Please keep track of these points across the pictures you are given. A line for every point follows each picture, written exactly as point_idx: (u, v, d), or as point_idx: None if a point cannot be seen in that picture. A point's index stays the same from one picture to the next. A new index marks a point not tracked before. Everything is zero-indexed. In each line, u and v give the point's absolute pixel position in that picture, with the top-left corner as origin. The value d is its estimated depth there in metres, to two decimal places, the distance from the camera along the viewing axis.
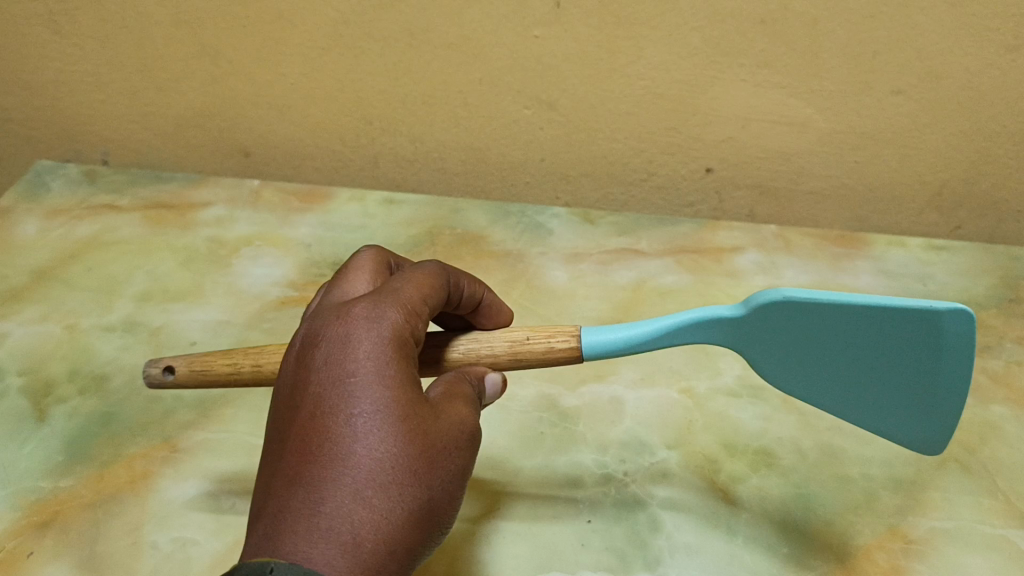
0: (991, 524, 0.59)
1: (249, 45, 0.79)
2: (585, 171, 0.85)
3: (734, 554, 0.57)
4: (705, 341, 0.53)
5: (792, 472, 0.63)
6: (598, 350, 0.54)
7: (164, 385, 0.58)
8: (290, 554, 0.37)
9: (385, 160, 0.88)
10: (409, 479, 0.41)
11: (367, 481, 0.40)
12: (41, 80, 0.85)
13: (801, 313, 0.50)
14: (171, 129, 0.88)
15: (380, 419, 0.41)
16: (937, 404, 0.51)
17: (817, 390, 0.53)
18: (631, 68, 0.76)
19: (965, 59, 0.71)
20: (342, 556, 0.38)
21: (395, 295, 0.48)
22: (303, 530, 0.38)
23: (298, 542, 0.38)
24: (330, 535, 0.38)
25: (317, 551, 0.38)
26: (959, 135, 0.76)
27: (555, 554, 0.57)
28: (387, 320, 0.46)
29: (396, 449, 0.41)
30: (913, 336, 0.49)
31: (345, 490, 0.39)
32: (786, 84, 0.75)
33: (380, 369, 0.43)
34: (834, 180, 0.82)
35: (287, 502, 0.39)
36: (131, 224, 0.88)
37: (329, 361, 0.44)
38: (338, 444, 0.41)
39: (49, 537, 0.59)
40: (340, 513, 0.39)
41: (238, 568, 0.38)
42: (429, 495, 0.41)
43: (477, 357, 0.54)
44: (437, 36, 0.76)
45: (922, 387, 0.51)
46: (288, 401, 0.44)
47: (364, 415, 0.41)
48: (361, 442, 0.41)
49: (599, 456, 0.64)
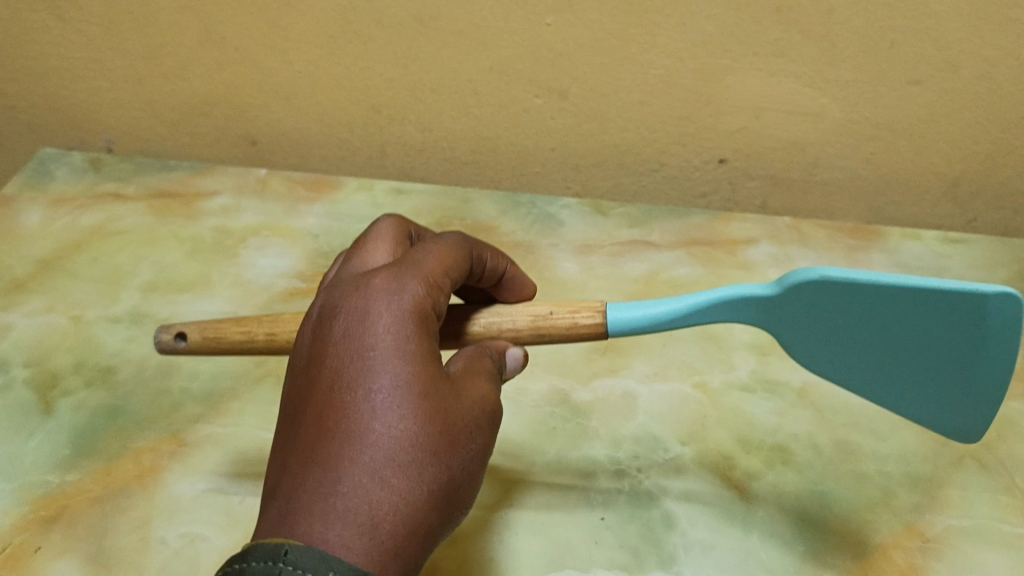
0: (1009, 522, 0.58)
1: (255, 31, 0.78)
2: (595, 161, 0.84)
3: (749, 552, 0.57)
4: (736, 320, 0.52)
5: (808, 469, 0.62)
6: (622, 326, 0.53)
7: (176, 351, 0.58)
8: (305, 536, 0.37)
9: (394, 148, 0.87)
10: (430, 458, 0.40)
11: (386, 460, 0.39)
12: (44, 67, 0.84)
13: (838, 293, 0.49)
14: (176, 117, 0.87)
15: (399, 396, 0.40)
16: (976, 387, 0.50)
17: (851, 371, 0.52)
18: (644, 56, 0.74)
19: (984, 49, 0.69)
20: (359, 538, 0.37)
21: (415, 267, 0.47)
22: (319, 511, 0.37)
23: (313, 523, 0.37)
24: (347, 516, 0.37)
25: (333, 533, 0.37)
26: (977, 126, 0.75)
27: (568, 551, 0.57)
28: (406, 293, 0.45)
29: (416, 427, 0.40)
30: (957, 319, 0.48)
31: (362, 470, 0.38)
32: (802, 74, 0.74)
33: (400, 344, 0.42)
34: (849, 171, 0.80)
35: (301, 482, 0.39)
36: (136, 214, 0.87)
37: (346, 335, 0.43)
38: (357, 422, 0.40)
39: (56, 532, 0.58)
40: (358, 494, 0.38)
41: (250, 550, 0.37)
42: (450, 475, 0.41)
43: (499, 330, 0.54)
44: (446, 23, 0.75)
45: (962, 372, 0.50)
46: (304, 375, 0.44)
47: (384, 392, 0.40)
48: (380, 420, 0.40)
49: (612, 452, 0.63)
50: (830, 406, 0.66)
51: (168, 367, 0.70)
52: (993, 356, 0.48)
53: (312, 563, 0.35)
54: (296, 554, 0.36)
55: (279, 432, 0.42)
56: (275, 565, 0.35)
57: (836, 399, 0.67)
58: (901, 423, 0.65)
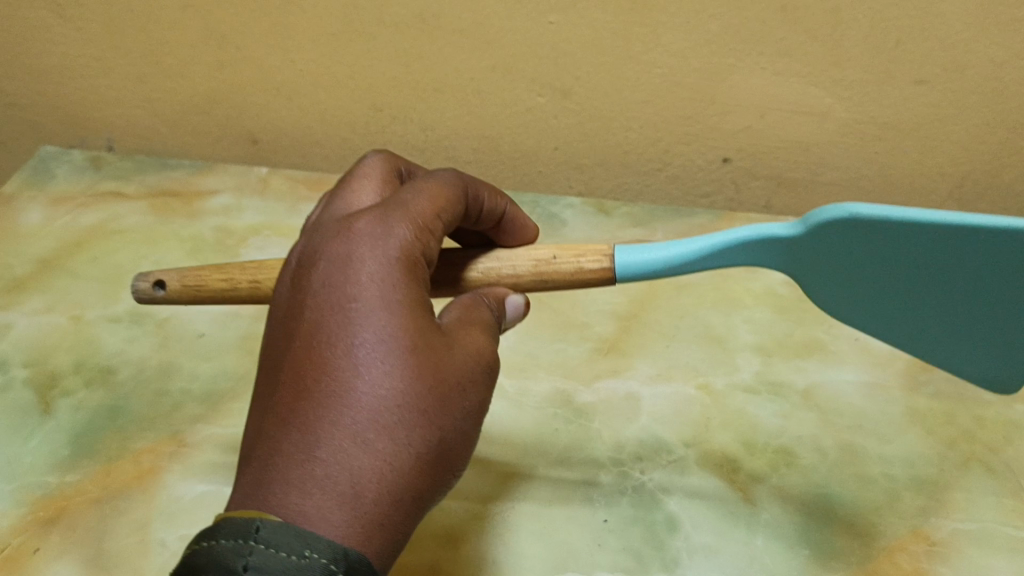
0: (1015, 525, 0.58)
1: (256, 29, 0.78)
2: (599, 160, 0.84)
3: (753, 555, 0.56)
4: (757, 265, 0.51)
5: (812, 471, 0.61)
6: (631, 271, 0.53)
7: (155, 299, 0.58)
8: (281, 508, 0.36)
9: (395, 148, 0.86)
10: (417, 419, 0.39)
11: (369, 422, 0.38)
12: (44, 65, 0.83)
13: (871, 232, 0.48)
14: (178, 115, 0.87)
15: (382, 356, 0.40)
16: (1009, 323, 0.50)
17: (877, 317, 0.51)
18: (648, 56, 0.74)
19: (990, 49, 0.69)
20: (339, 508, 0.36)
21: (401, 217, 0.46)
22: (297, 480, 0.37)
23: (291, 493, 0.37)
24: (326, 484, 0.37)
25: (311, 503, 0.36)
26: (982, 126, 0.74)
27: (571, 554, 0.56)
28: (391, 245, 0.44)
29: (402, 385, 0.39)
30: (995, 257, 0.47)
31: (344, 434, 0.38)
32: (806, 74, 0.73)
33: (384, 295, 0.42)
34: (854, 172, 0.80)
35: (280, 448, 0.38)
36: (137, 213, 0.86)
37: (328, 290, 0.42)
38: (338, 381, 0.39)
39: (55, 534, 0.57)
40: (338, 459, 0.37)
41: (222, 522, 0.37)
42: (440, 436, 0.40)
43: (498, 276, 0.54)
44: (448, 22, 0.74)
45: (990, 311, 0.49)
46: (285, 331, 0.43)
47: (367, 347, 0.40)
48: (363, 378, 0.39)
49: (615, 453, 0.63)
50: (836, 409, 0.66)
51: (168, 367, 0.70)
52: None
53: (285, 540, 0.35)
54: (267, 531, 0.35)
55: (261, 391, 0.41)
56: (246, 542, 0.35)
57: (841, 401, 0.66)
58: (906, 425, 0.65)
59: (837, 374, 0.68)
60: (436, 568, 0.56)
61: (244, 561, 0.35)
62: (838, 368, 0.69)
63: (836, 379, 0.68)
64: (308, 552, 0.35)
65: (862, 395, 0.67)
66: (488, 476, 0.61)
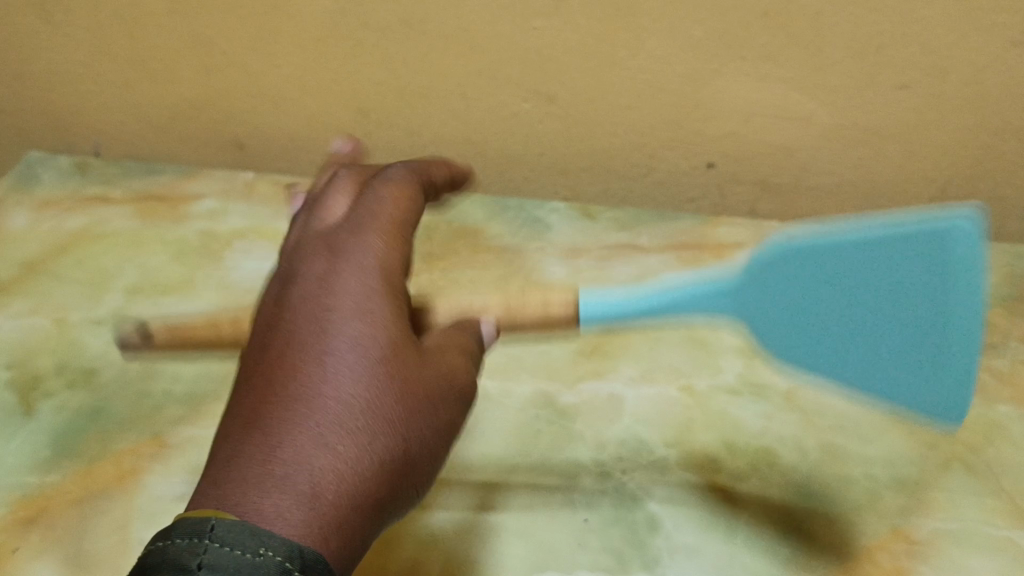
0: (995, 524, 0.58)
1: (244, 35, 0.78)
2: (584, 165, 0.84)
3: (734, 554, 0.56)
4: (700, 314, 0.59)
5: (793, 472, 0.61)
6: (592, 313, 0.58)
7: None
8: (237, 506, 0.35)
9: (381, 154, 0.86)
10: (381, 430, 0.40)
11: (333, 426, 0.39)
12: (34, 70, 0.84)
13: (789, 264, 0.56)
14: (165, 120, 0.87)
15: (352, 367, 0.41)
16: (949, 330, 0.54)
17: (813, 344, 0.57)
18: (632, 61, 0.74)
19: (971, 54, 0.69)
20: (298, 506, 0.36)
21: (379, 230, 0.48)
22: (256, 479, 0.36)
23: (248, 491, 0.36)
24: (286, 484, 0.36)
25: (264, 500, 0.35)
26: (966, 132, 0.75)
27: (551, 554, 0.56)
28: (367, 261, 0.46)
29: (371, 396, 0.40)
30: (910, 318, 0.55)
31: (310, 433, 0.38)
32: (789, 78, 0.74)
33: (360, 308, 0.43)
34: (837, 178, 0.81)
35: (241, 448, 0.38)
36: (123, 217, 0.86)
37: (306, 303, 0.44)
38: (308, 386, 0.40)
39: (35, 534, 0.57)
40: (301, 460, 0.37)
41: (176, 521, 0.35)
42: (403, 450, 0.40)
43: None
44: (434, 27, 0.75)
45: (925, 314, 0.54)
46: (256, 342, 0.44)
47: (339, 357, 0.41)
48: (332, 385, 0.40)
49: (596, 454, 0.62)
50: (817, 409, 0.66)
51: (151, 369, 0.70)
52: (955, 299, 0.53)
53: (240, 538, 0.34)
54: (222, 530, 0.34)
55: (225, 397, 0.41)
56: (200, 541, 0.34)
57: (823, 402, 0.66)
58: (888, 425, 0.65)
59: None
60: (412, 569, 0.55)
61: (199, 560, 0.33)
62: None
63: None
64: (263, 550, 0.34)
65: (845, 396, 0.67)
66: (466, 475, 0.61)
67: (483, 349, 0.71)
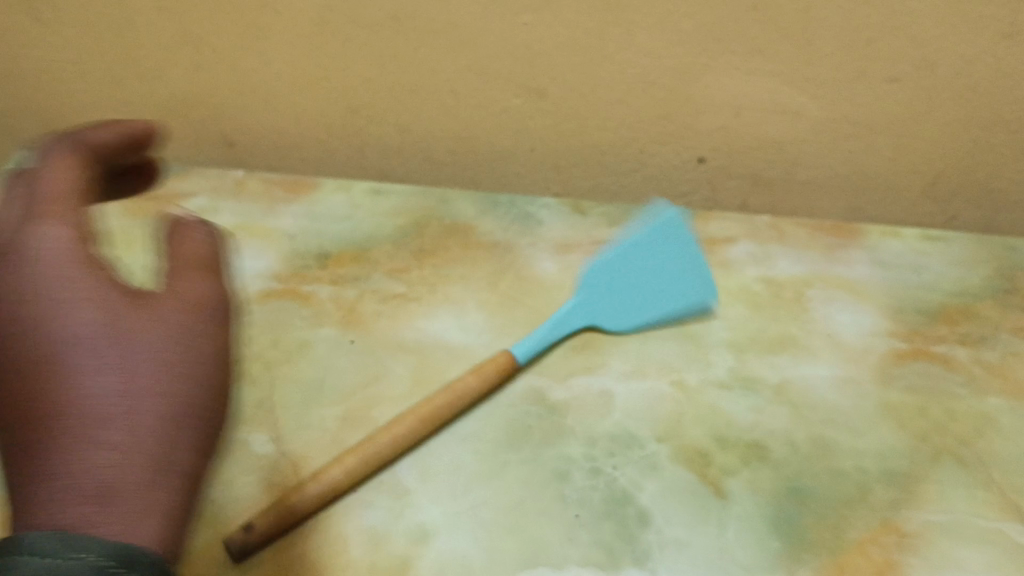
0: (986, 517, 0.58)
1: (232, 32, 0.78)
2: (575, 160, 0.84)
3: (724, 548, 0.56)
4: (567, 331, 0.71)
5: (784, 464, 0.61)
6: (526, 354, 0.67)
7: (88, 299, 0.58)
8: (59, 521, 0.45)
9: (372, 149, 0.86)
10: (124, 419, 0.49)
11: (82, 431, 0.47)
12: (23, 66, 0.84)
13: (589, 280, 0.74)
14: (154, 118, 0.87)
15: (96, 378, 0.49)
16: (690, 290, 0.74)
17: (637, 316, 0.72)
18: (621, 55, 0.74)
19: (960, 47, 0.70)
20: (91, 508, 0.46)
21: (67, 254, 0.53)
22: (42, 501, 0.46)
23: (57, 509, 0.45)
24: (70, 492, 0.46)
25: (9, 484, 0.49)
26: (956, 124, 0.75)
27: (542, 548, 0.56)
28: (44, 252, 0.52)
29: (104, 395, 0.49)
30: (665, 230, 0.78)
31: (84, 441, 0.47)
32: (779, 72, 0.74)
33: (77, 316, 0.51)
34: (828, 170, 0.81)
35: (28, 456, 0.47)
36: (111, 215, 0.84)
37: (19, 304, 0.51)
38: (52, 393, 0.48)
39: None
40: (71, 466, 0.46)
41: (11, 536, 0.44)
42: (133, 432, 0.49)
43: None
44: (422, 22, 0.74)
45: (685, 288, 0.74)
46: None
47: (68, 363, 0.49)
48: (81, 391, 0.49)
49: (587, 448, 0.62)
50: (807, 403, 0.66)
51: None
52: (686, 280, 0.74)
53: (48, 547, 0.43)
54: (32, 543, 0.43)
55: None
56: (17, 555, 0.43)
57: (813, 395, 0.66)
58: (879, 418, 0.65)
59: (811, 370, 0.69)
60: (402, 566, 0.54)
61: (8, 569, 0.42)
62: (811, 363, 0.69)
63: (809, 374, 0.68)
64: (88, 555, 0.44)
65: (836, 389, 0.67)
66: (456, 471, 0.60)
67: (474, 344, 0.71)
